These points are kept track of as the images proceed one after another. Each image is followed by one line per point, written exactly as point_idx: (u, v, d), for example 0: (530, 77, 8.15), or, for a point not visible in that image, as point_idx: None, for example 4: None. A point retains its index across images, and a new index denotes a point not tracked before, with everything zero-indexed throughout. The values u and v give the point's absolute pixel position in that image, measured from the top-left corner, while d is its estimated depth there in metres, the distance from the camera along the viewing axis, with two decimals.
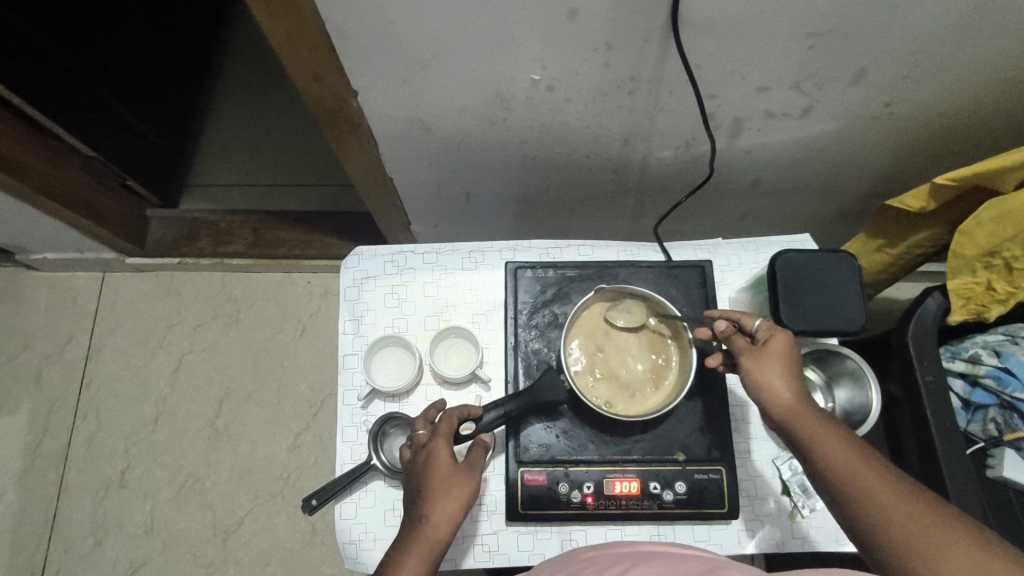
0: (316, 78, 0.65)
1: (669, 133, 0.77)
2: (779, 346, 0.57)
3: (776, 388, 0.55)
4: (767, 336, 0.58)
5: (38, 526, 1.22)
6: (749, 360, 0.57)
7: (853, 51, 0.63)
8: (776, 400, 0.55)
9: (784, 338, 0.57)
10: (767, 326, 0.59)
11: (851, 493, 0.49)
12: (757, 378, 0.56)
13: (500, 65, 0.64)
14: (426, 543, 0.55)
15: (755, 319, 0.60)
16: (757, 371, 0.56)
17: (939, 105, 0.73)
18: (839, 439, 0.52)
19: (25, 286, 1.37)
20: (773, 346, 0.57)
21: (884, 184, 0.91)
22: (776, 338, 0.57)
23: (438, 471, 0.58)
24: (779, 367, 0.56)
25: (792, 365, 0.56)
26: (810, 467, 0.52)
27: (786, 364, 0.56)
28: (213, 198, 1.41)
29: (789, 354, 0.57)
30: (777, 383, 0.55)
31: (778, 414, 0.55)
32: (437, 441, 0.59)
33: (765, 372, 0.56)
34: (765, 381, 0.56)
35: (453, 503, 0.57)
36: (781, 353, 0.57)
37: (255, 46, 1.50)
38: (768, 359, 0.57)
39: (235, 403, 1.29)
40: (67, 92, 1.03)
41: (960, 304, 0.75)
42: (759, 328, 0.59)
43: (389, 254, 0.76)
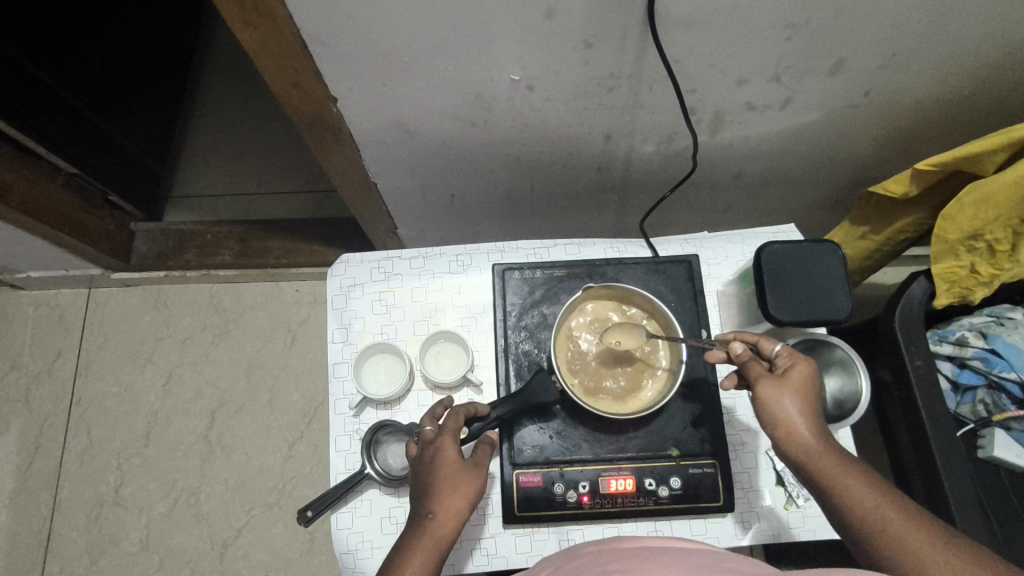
0: (293, 85, 0.64)
1: (651, 128, 0.77)
2: (799, 375, 0.56)
3: (792, 419, 0.55)
4: (788, 363, 0.58)
5: (32, 546, 1.20)
6: (768, 388, 0.56)
7: (831, 42, 0.63)
8: (790, 432, 0.55)
9: (804, 366, 0.57)
10: (788, 353, 0.58)
11: (869, 526, 0.51)
12: (773, 408, 0.55)
13: (479, 67, 0.64)
14: (430, 542, 0.54)
15: (775, 345, 0.59)
16: (775, 399, 0.55)
17: (917, 92, 0.73)
18: (854, 470, 0.53)
19: (9, 304, 1.35)
20: (793, 375, 0.56)
21: (866, 172, 0.91)
22: (796, 367, 0.57)
23: (445, 468, 0.57)
24: (796, 396, 0.56)
25: (809, 395, 0.56)
26: (825, 498, 0.53)
27: (802, 393, 0.56)
28: (197, 208, 1.39)
29: (807, 383, 0.56)
30: (794, 414, 0.55)
31: (794, 446, 0.55)
32: (443, 438, 0.59)
33: (783, 402, 0.55)
34: (782, 413, 0.55)
35: (459, 499, 0.57)
36: (800, 383, 0.56)
37: (234, 54, 1.48)
38: (787, 388, 0.56)
39: (228, 415, 1.28)
40: (44, 109, 1.01)
41: (944, 288, 0.76)
42: (780, 355, 0.58)
43: (375, 261, 0.75)
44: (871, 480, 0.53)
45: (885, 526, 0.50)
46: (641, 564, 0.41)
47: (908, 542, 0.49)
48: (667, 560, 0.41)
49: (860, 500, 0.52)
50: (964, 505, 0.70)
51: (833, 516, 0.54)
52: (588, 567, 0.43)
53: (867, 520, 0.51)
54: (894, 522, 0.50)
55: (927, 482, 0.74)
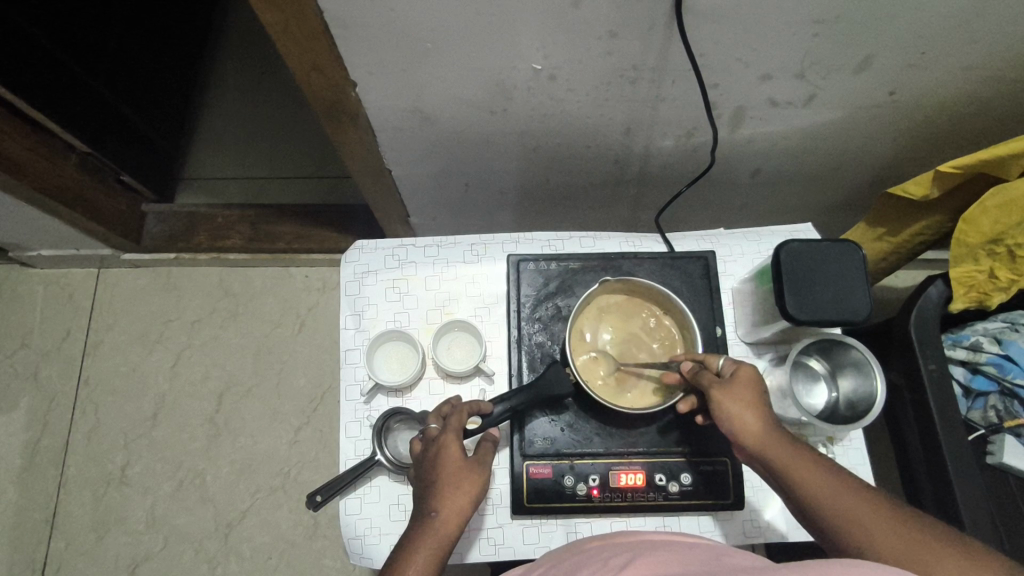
0: (314, 69, 0.64)
1: (671, 122, 0.76)
2: (745, 376, 0.58)
3: (747, 419, 0.55)
4: (732, 370, 0.59)
5: (39, 522, 1.21)
6: (718, 392, 0.57)
7: (859, 39, 0.63)
8: (745, 431, 0.55)
9: (747, 368, 0.58)
10: (731, 362, 0.59)
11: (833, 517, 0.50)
12: (726, 410, 0.56)
13: (501, 55, 0.63)
14: (432, 541, 0.54)
15: (719, 358, 0.61)
16: (726, 401, 0.57)
17: (943, 92, 0.72)
18: (812, 461, 0.53)
19: (20, 282, 1.36)
20: (739, 377, 0.58)
21: (885, 173, 0.91)
22: (742, 370, 0.58)
23: (448, 466, 0.58)
24: (746, 396, 0.57)
25: (759, 395, 0.57)
26: (790, 494, 0.53)
27: (752, 394, 0.57)
28: (208, 191, 1.39)
29: (754, 385, 0.57)
30: (746, 413, 0.56)
31: (752, 445, 0.55)
32: (448, 435, 0.59)
33: (734, 403, 0.56)
34: (735, 413, 0.56)
35: (463, 498, 0.57)
36: (748, 384, 0.57)
37: (249, 36, 1.48)
38: (736, 390, 0.57)
39: (235, 398, 1.29)
40: (59, 86, 1.01)
41: (962, 292, 0.75)
42: (724, 364, 0.59)
43: (389, 248, 0.75)
44: (832, 470, 0.52)
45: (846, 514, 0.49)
46: (647, 559, 0.41)
47: (870, 526, 0.48)
48: (673, 557, 0.41)
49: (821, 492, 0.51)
50: (974, 510, 0.69)
51: (801, 513, 0.53)
52: (594, 561, 0.42)
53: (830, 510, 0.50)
54: (857, 509, 0.49)
55: (935, 486, 0.74)
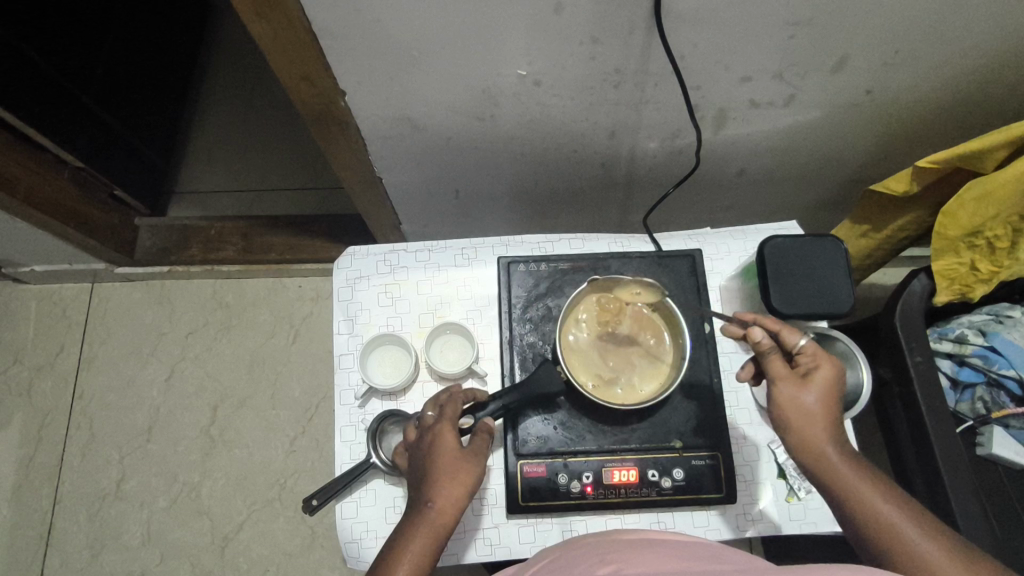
0: (303, 78, 0.65)
1: (655, 124, 0.77)
2: (823, 377, 0.58)
3: (815, 424, 0.57)
4: (812, 364, 0.59)
5: (33, 540, 1.21)
6: (790, 389, 0.58)
7: (834, 39, 0.64)
8: (812, 431, 0.57)
9: (829, 368, 0.58)
10: (813, 353, 0.59)
11: (881, 533, 0.53)
12: (794, 410, 0.57)
13: (486, 61, 0.65)
14: (429, 532, 0.55)
15: (799, 339, 0.60)
16: (796, 401, 0.57)
17: (919, 90, 0.74)
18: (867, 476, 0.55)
19: (13, 299, 1.36)
20: (817, 378, 0.58)
21: (867, 172, 0.92)
22: (822, 369, 0.59)
23: (444, 455, 0.58)
24: (819, 399, 0.58)
25: (833, 396, 0.58)
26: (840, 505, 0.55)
27: (825, 397, 0.58)
28: (200, 204, 1.40)
29: (831, 384, 0.58)
30: (816, 417, 0.57)
31: (813, 451, 0.57)
32: (443, 424, 0.60)
33: (805, 404, 0.57)
34: (806, 414, 0.57)
35: (457, 488, 0.57)
36: (824, 386, 0.58)
37: (239, 50, 1.49)
38: (809, 389, 0.58)
39: (230, 410, 1.29)
40: (50, 101, 1.02)
41: (944, 285, 0.77)
42: (805, 353, 0.60)
43: (381, 253, 0.76)
44: (884, 487, 0.55)
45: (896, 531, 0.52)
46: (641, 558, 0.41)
47: (918, 545, 0.51)
48: (670, 552, 0.43)
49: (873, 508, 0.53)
50: (964, 499, 0.70)
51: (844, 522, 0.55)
52: (591, 554, 0.44)
53: (879, 525, 0.53)
54: (904, 528, 0.52)
55: (926, 478, 0.74)
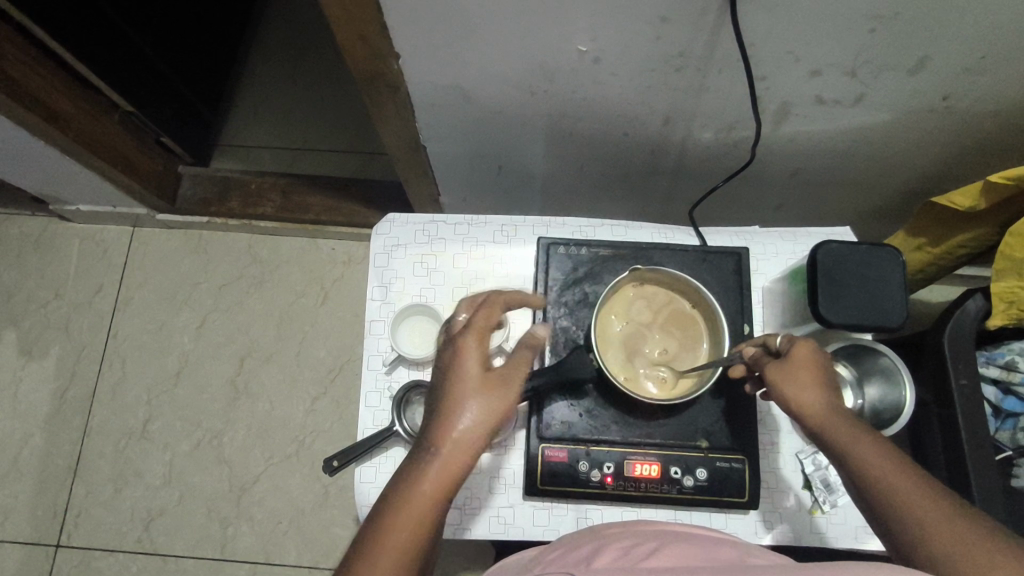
0: (359, 38, 0.64)
1: (713, 114, 0.75)
2: (802, 355, 0.57)
3: (806, 401, 0.55)
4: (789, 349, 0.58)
5: (62, 468, 1.25)
6: (774, 372, 0.57)
7: (918, 38, 0.61)
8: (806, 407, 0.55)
9: (805, 347, 0.58)
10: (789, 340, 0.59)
11: (880, 501, 0.49)
12: (784, 392, 0.56)
13: (548, 34, 0.63)
14: None
15: (777, 337, 0.61)
16: (784, 381, 0.56)
17: (998, 101, 0.70)
18: (874, 442, 0.51)
19: (57, 235, 1.39)
20: (796, 356, 0.57)
21: (929, 183, 0.88)
22: (796, 349, 0.58)
23: None
24: (805, 376, 0.56)
25: (820, 372, 0.56)
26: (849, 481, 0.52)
27: (811, 374, 0.56)
28: (243, 158, 1.41)
29: (813, 361, 0.57)
30: (805, 393, 0.55)
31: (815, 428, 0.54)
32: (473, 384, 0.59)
33: (794, 383, 0.56)
34: (792, 392, 0.56)
35: (495, 403, 0.50)
36: (806, 363, 0.57)
37: (293, 6, 1.49)
38: (792, 368, 0.57)
39: (256, 363, 1.31)
40: (107, 44, 1.03)
41: (1001, 308, 0.72)
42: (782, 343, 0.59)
43: (420, 223, 0.75)
44: (892, 454, 0.50)
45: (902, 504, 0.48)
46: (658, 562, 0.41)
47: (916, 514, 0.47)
48: (692, 550, 0.43)
49: (877, 478, 0.49)
50: None
51: (860, 498, 0.51)
52: (615, 549, 0.45)
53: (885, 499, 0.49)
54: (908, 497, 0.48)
55: None
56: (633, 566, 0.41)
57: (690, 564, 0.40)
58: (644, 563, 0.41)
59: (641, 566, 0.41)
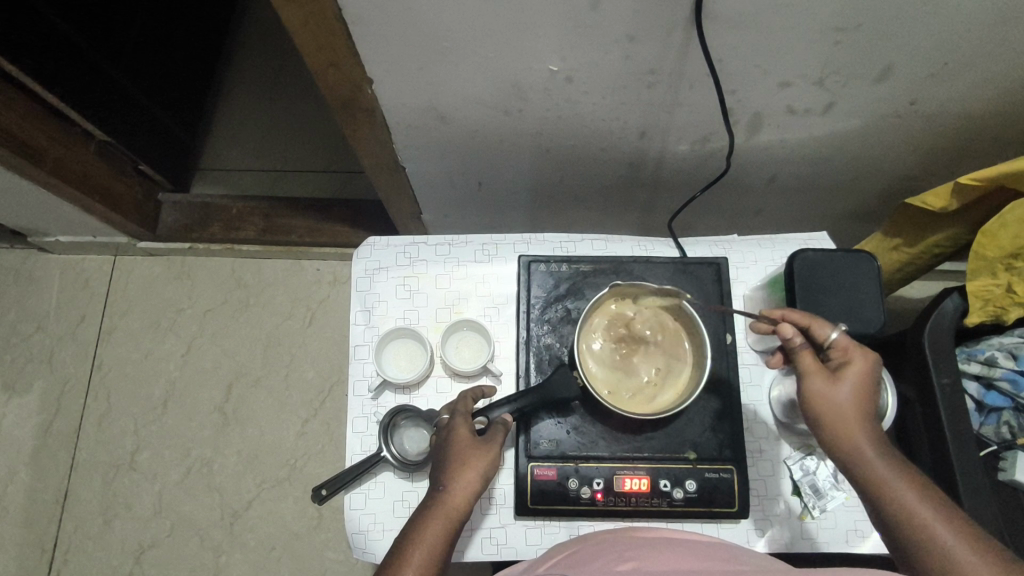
0: (331, 65, 0.64)
1: (686, 126, 0.75)
2: (856, 366, 0.56)
3: (843, 412, 0.55)
4: (841, 356, 0.57)
5: (49, 504, 1.23)
6: (821, 376, 0.57)
7: (880, 47, 0.62)
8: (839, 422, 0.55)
9: (861, 358, 0.57)
10: (844, 345, 0.57)
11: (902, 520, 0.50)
12: (822, 398, 0.56)
13: (518, 56, 0.63)
14: (442, 515, 0.54)
15: (829, 332, 0.59)
16: (824, 389, 0.56)
17: (964, 103, 0.71)
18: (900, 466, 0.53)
19: (37, 267, 1.38)
20: (850, 366, 0.57)
21: (903, 183, 0.89)
22: (851, 359, 0.57)
23: (456, 443, 0.58)
24: (849, 386, 0.56)
25: (864, 385, 0.56)
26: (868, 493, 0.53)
27: (858, 385, 0.56)
28: (223, 182, 1.40)
29: (862, 373, 0.57)
30: (847, 403, 0.55)
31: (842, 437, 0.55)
32: (457, 418, 0.61)
33: (834, 393, 0.56)
34: (834, 398, 0.55)
35: (470, 473, 0.57)
36: (855, 374, 0.56)
37: (268, 29, 1.49)
38: (839, 375, 0.56)
39: (244, 388, 1.30)
40: (80, 74, 1.02)
41: (978, 306, 0.73)
42: (835, 345, 0.58)
43: (401, 245, 0.75)
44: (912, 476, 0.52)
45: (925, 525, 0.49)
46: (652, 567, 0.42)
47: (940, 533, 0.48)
48: (683, 554, 0.44)
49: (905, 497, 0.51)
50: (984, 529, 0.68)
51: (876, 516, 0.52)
52: (608, 553, 0.46)
53: (911, 517, 0.50)
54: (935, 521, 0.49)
55: None
56: (628, 570, 0.42)
57: (684, 568, 0.41)
58: (638, 567, 0.42)
59: (635, 570, 0.42)
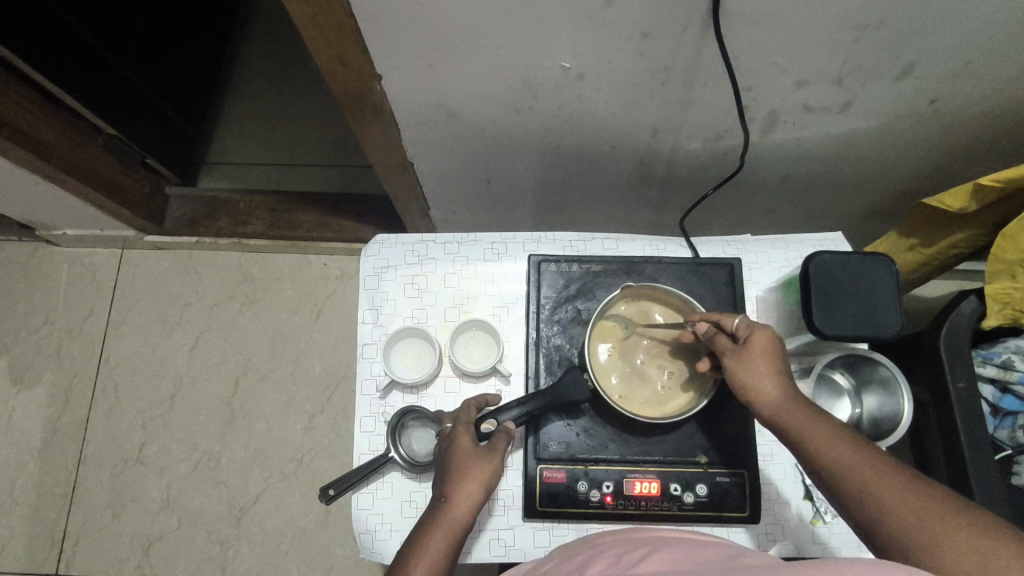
0: (340, 61, 0.63)
1: (701, 124, 0.74)
2: (760, 342, 0.56)
3: (768, 391, 0.54)
4: (746, 334, 0.57)
5: (58, 496, 1.24)
6: (732, 362, 0.56)
7: (902, 45, 0.60)
8: (768, 402, 0.54)
9: (762, 333, 0.56)
10: (746, 323, 0.58)
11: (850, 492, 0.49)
12: (744, 382, 0.55)
13: (531, 53, 0.62)
14: (445, 527, 0.54)
15: (734, 318, 0.59)
16: (743, 372, 0.56)
17: (986, 101, 0.70)
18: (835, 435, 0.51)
19: (46, 260, 1.38)
20: (754, 344, 0.56)
21: (919, 182, 0.88)
22: (755, 334, 0.57)
23: (458, 453, 0.58)
24: (765, 363, 0.55)
25: (777, 359, 0.56)
26: (814, 472, 0.52)
27: (769, 361, 0.55)
28: (230, 176, 1.40)
29: (769, 347, 0.56)
30: (771, 384, 0.54)
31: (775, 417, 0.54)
32: (459, 427, 0.60)
33: (753, 373, 0.55)
34: (751, 380, 0.55)
35: (473, 483, 0.56)
36: (763, 350, 0.56)
37: (276, 21, 1.47)
38: (749, 356, 0.56)
39: (251, 383, 1.30)
40: (86, 67, 1.01)
41: (996, 309, 0.71)
42: (739, 326, 0.58)
43: (409, 243, 0.74)
44: (851, 442, 0.51)
45: (872, 491, 0.48)
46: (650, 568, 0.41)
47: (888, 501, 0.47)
48: (683, 555, 0.43)
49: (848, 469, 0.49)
50: None
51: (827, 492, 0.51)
52: (609, 553, 0.45)
53: (853, 484, 0.49)
54: (883, 488, 0.48)
55: None
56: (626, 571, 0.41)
57: (688, 568, 0.40)
58: (637, 568, 0.41)
59: (634, 570, 0.41)
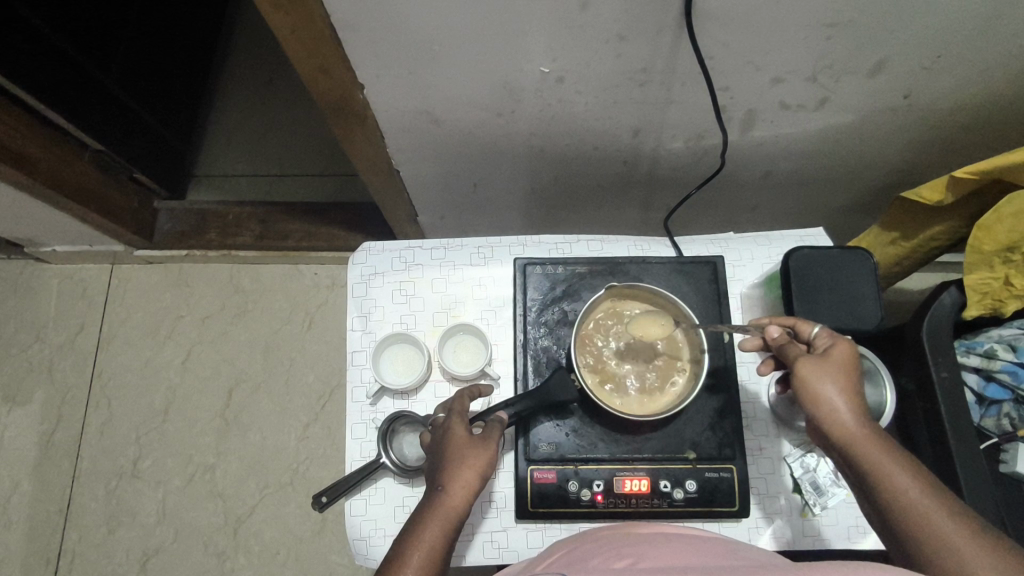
0: (322, 71, 0.64)
1: (681, 125, 0.75)
2: (841, 355, 0.55)
3: (838, 404, 0.53)
4: (828, 345, 0.56)
5: (52, 514, 1.23)
6: (807, 366, 0.55)
7: (873, 42, 0.62)
8: (836, 415, 0.53)
9: (846, 347, 0.56)
10: (827, 334, 0.57)
11: (905, 518, 0.49)
12: (815, 389, 0.54)
13: (510, 59, 0.63)
14: (441, 516, 0.54)
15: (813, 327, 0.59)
16: (816, 379, 0.54)
17: (958, 94, 0.71)
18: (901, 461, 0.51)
19: (35, 277, 1.38)
20: (835, 354, 0.55)
21: (899, 176, 0.89)
22: (837, 346, 0.56)
23: (454, 442, 0.58)
24: (841, 377, 0.54)
25: (853, 375, 0.55)
26: (870, 492, 0.51)
27: (846, 374, 0.54)
28: (219, 188, 1.40)
29: (850, 364, 0.55)
30: (843, 398, 0.53)
31: (841, 434, 0.53)
32: (453, 418, 0.60)
33: (826, 382, 0.54)
34: (824, 392, 0.54)
35: (467, 472, 0.56)
36: (843, 362, 0.55)
37: (261, 33, 1.48)
38: (827, 368, 0.55)
39: (245, 394, 1.30)
40: (71, 83, 1.02)
41: (976, 299, 0.72)
42: (819, 335, 0.57)
43: (396, 250, 0.75)
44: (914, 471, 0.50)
45: (935, 525, 0.48)
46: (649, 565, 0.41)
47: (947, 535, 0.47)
48: (678, 551, 0.43)
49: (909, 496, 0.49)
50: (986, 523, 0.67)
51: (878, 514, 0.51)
52: (607, 550, 0.46)
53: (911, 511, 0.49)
54: (942, 522, 0.47)
55: None
56: (626, 567, 0.41)
57: (680, 564, 0.40)
58: (637, 564, 0.42)
59: (633, 567, 0.41)
